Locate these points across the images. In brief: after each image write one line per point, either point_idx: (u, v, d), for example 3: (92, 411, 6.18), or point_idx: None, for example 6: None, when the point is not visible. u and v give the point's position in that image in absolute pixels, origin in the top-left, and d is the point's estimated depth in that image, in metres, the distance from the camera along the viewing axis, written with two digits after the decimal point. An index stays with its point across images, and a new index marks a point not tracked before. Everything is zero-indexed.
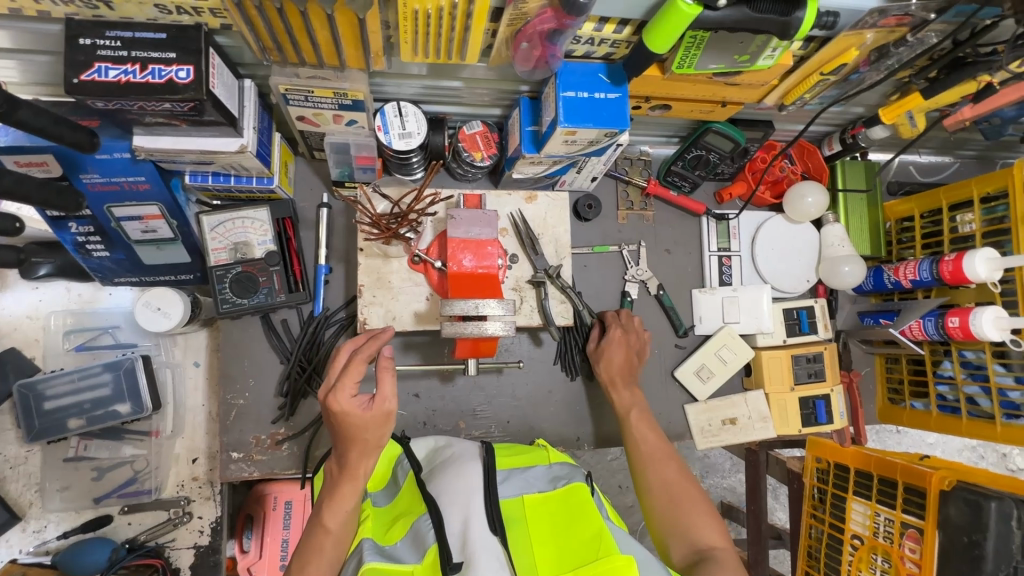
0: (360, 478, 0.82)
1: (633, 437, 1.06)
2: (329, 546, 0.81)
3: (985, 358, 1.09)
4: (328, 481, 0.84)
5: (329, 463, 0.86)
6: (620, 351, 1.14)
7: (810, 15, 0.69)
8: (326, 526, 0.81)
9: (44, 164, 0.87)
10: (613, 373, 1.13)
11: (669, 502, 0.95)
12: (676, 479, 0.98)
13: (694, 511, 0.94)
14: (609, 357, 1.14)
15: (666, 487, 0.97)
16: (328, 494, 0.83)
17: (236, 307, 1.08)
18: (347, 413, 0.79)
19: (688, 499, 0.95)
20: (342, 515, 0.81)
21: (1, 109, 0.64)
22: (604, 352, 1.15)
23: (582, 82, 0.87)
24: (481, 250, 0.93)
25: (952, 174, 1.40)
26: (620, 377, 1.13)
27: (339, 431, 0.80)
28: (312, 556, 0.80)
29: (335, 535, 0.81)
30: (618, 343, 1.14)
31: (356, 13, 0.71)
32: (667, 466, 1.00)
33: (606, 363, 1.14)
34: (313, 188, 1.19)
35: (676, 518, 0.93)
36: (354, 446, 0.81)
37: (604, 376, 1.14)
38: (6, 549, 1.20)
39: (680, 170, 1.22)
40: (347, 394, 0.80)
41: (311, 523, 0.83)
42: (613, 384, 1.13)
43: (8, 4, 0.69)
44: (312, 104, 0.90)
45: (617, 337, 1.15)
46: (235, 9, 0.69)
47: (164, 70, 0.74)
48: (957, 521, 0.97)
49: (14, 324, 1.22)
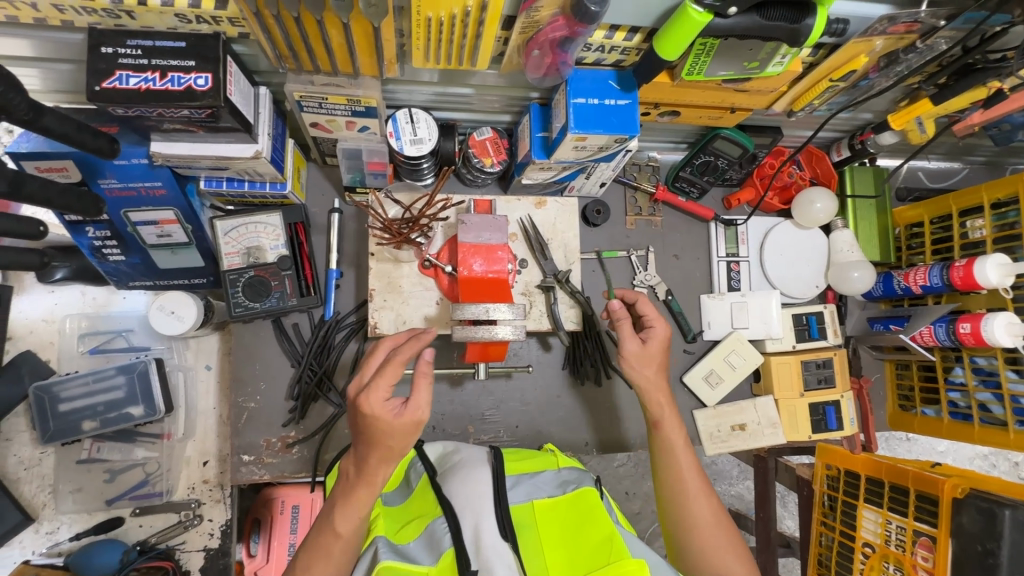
0: (375, 485, 0.78)
1: (667, 462, 0.93)
2: (337, 551, 0.79)
3: (997, 364, 1.08)
4: (343, 482, 0.80)
5: (345, 463, 0.81)
6: (658, 349, 0.96)
7: (820, 23, 0.70)
8: (337, 531, 0.78)
9: (64, 170, 0.89)
10: (654, 379, 0.96)
11: (699, 545, 0.88)
12: (709, 520, 0.88)
13: (726, 555, 0.86)
14: (649, 360, 0.95)
15: (697, 527, 0.88)
16: (342, 498, 0.79)
17: (249, 311, 1.09)
18: (376, 418, 0.74)
19: (717, 543, 0.87)
20: (354, 520, 0.78)
21: (27, 116, 0.65)
22: (642, 355, 0.95)
23: (592, 89, 0.88)
24: (491, 255, 0.93)
25: (961, 180, 1.40)
26: (658, 380, 0.96)
27: (364, 433, 0.76)
28: (320, 558, 0.79)
29: (345, 540, 0.79)
30: (659, 341, 0.97)
31: (371, 21, 0.72)
32: (701, 503, 0.90)
33: (642, 369, 0.95)
34: (325, 194, 1.21)
35: (705, 563, 0.87)
36: (377, 452, 0.75)
37: (642, 383, 0.96)
38: (19, 550, 1.21)
39: (688, 176, 1.23)
40: (380, 396, 0.74)
41: (321, 525, 0.80)
42: (651, 396, 0.95)
43: (34, 13, 0.71)
44: (326, 111, 0.91)
45: (659, 335, 0.97)
46: (253, 18, 0.71)
47: (183, 78, 0.75)
48: (971, 529, 0.97)
49: (30, 327, 1.24)
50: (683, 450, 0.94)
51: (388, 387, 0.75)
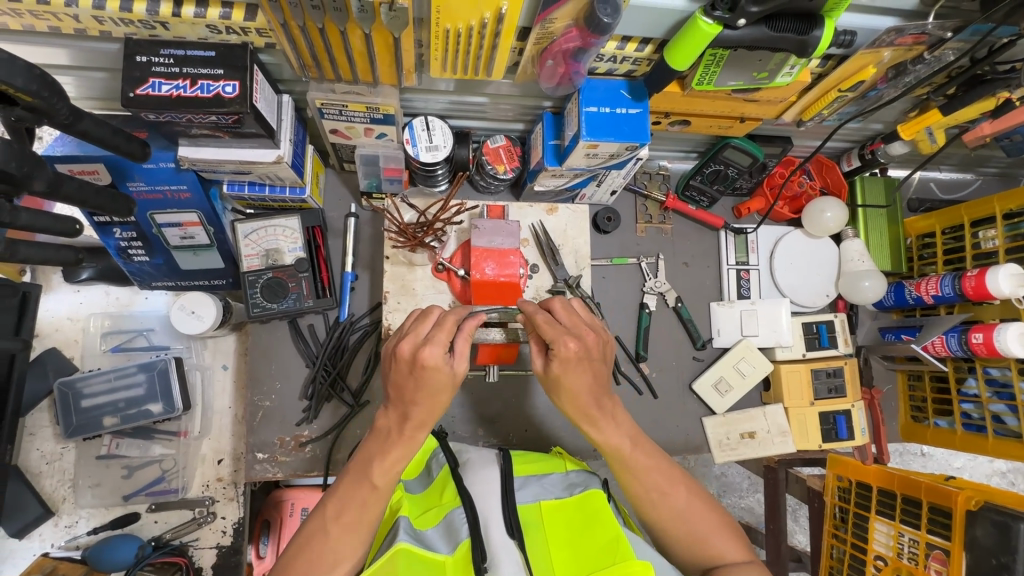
0: (412, 442, 0.77)
1: (621, 464, 0.85)
2: (373, 505, 0.77)
3: (1011, 375, 1.07)
4: (380, 432, 0.79)
5: (381, 413, 0.79)
6: (568, 369, 0.77)
7: (827, 34, 0.72)
8: (374, 482, 0.77)
9: (95, 172, 0.93)
10: (592, 403, 0.81)
11: (680, 533, 0.84)
12: (682, 507, 0.84)
13: (714, 537, 0.83)
14: (567, 389, 0.79)
15: (673, 518, 0.84)
16: (381, 448, 0.77)
17: (266, 311, 1.11)
18: (429, 373, 0.73)
19: (702, 527, 0.83)
20: (392, 474, 0.77)
21: (67, 120, 0.69)
22: (555, 381, 0.80)
23: (605, 98, 0.90)
24: (503, 259, 0.95)
25: (974, 192, 1.40)
26: (591, 398, 0.80)
27: (415, 387, 0.74)
28: (355, 510, 0.76)
29: (380, 494, 0.77)
30: (568, 363, 0.76)
31: (392, 32, 0.75)
32: (673, 493, 0.85)
33: (572, 394, 0.80)
34: (342, 199, 1.24)
35: (694, 550, 0.83)
36: (422, 408, 0.75)
37: (579, 409, 0.81)
38: (38, 544, 1.24)
39: (698, 185, 1.24)
40: (438, 351, 0.73)
41: (354, 476, 0.78)
42: (589, 419, 0.82)
43: (75, 25, 0.75)
44: (346, 118, 0.94)
45: (568, 353, 0.76)
46: (280, 29, 0.74)
47: (212, 86, 0.79)
48: (985, 543, 0.96)
49: (56, 325, 1.28)
50: (632, 449, 0.85)
51: (445, 349, 0.73)
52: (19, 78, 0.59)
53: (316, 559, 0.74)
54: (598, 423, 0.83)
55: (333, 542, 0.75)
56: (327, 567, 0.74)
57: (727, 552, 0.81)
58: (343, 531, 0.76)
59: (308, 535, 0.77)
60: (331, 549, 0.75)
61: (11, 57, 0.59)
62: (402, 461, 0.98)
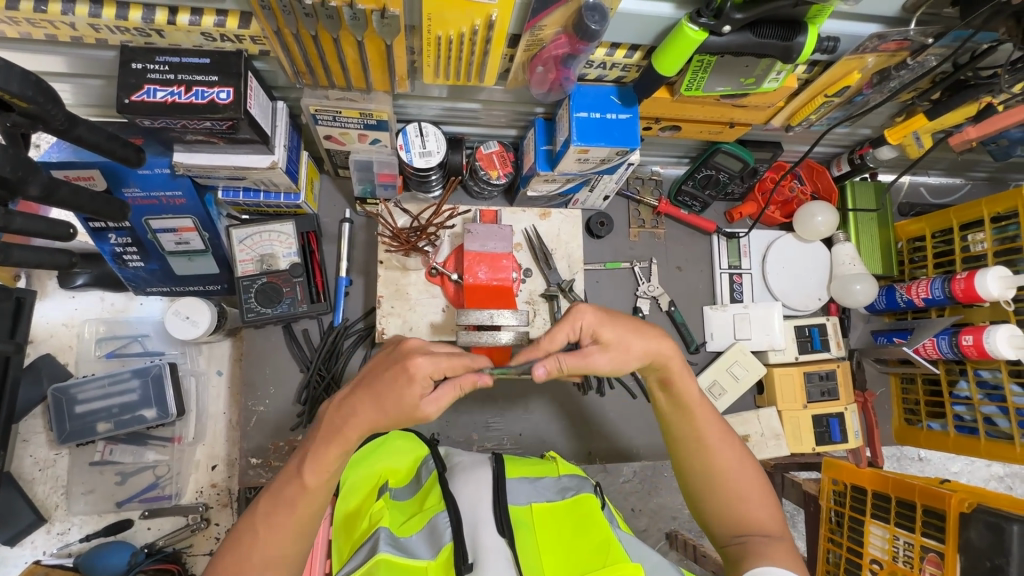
0: (348, 442, 0.73)
1: (681, 416, 0.84)
2: (302, 505, 0.74)
3: (1001, 377, 1.08)
4: (323, 429, 0.75)
5: (329, 406, 0.76)
6: (605, 326, 0.76)
7: (811, 40, 0.73)
8: (304, 482, 0.74)
9: (91, 179, 0.94)
10: (650, 343, 0.78)
11: (720, 495, 0.83)
12: (732, 468, 0.83)
13: (752, 505, 0.83)
14: (626, 342, 0.76)
15: (720, 478, 0.83)
16: (313, 447, 0.74)
17: (260, 316, 1.12)
18: (406, 379, 0.70)
19: (744, 492, 0.83)
20: (322, 475, 0.74)
21: (62, 126, 0.70)
22: (615, 348, 0.76)
23: (594, 104, 0.91)
24: (496, 263, 0.96)
25: (963, 196, 1.42)
26: (650, 346, 0.78)
27: (378, 392, 0.71)
28: (283, 508, 0.74)
29: (310, 494, 0.74)
30: (601, 321, 0.76)
31: (384, 39, 0.76)
32: (726, 450, 0.84)
33: (631, 346, 0.77)
34: (337, 205, 1.25)
35: (729, 514, 0.83)
36: (372, 408, 0.71)
37: (648, 353, 0.78)
38: (30, 551, 1.23)
39: (690, 190, 1.26)
40: (428, 368, 0.70)
41: (288, 472, 0.75)
42: (661, 359, 0.80)
43: (71, 32, 0.76)
44: (340, 124, 0.95)
45: (592, 316, 0.76)
46: (274, 36, 0.75)
47: (206, 92, 0.80)
48: (978, 545, 0.96)
49: (51, 331, 1.29)
50: (700, 404, 0.84)
51: (436, 369, 0.70)
52: (15, 84, 0.60)
53: (243, 561, 0.73)
54: (670, 364, 0.80)
55: (260, 543, 0.73)
56: (250, 567, 0.72)
57: (762, 522, 0.82)
58: (270, 530, 0.74)
59: (239, 534, 0.75)
60: (258, 550, 0.73)
61: (7, 63, 0.59)
62: (390, 467, 0.97)
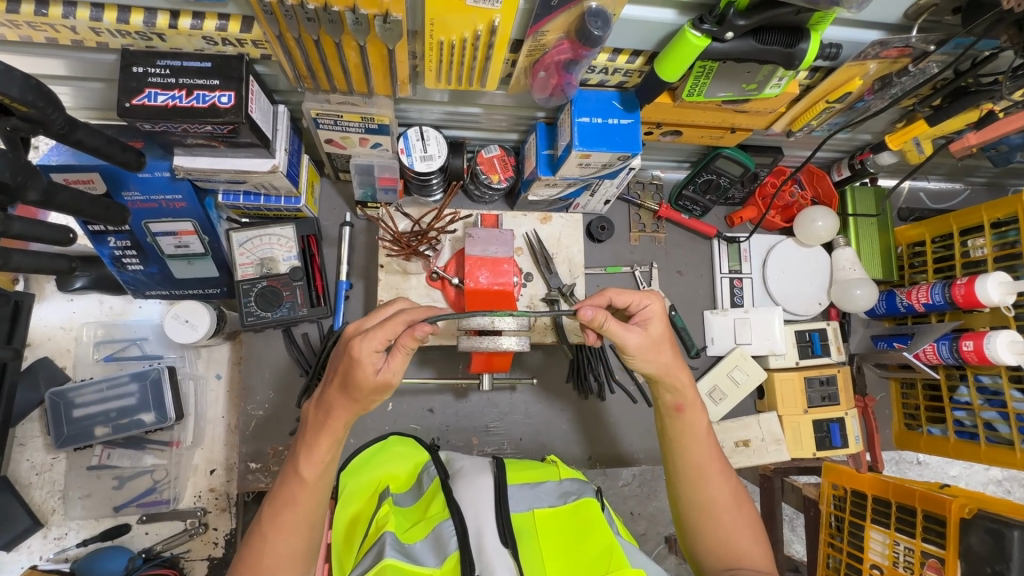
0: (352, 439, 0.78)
1: (683, 443, 0.86)
2: (304, 499, 0.77)
3: (1001, 383, 1.08)
4: (310, 423, 0.79)
5: (311, 406, 0.80)
6: (661, 328, 0.84)
7: (813, 47, 0.73)
8: (302, 476, 0.77)
9: (90, 182, 0.93)
10: (674, 360, 0.84)
11: (713, 525, 0.83)
12: (725, 501, 0.84)
13: (742, 538, 0.83)
14: (657, 345, 0.82)
15: (711, 509, 0.84)
16: (305, 443, 0.78)
17: (260, 320, 1.11)
18: (355, 363, 0.72)
19: (734, 525, 0.83)
20: (318, 465, 0.77)
21: (63, 130, 0.70)
22: (649, 343, 0.82)
23: (596, 109, 0.91)
24: (497, 268, 0.95)
25: (962, 201, 1.42)
26: (677, 362, 0.84)
27: (342, 374, 0.74)
28: (287, 506, 0.76)
29: (311, 487, 0.77)
30: (660, 320, 0.84)
31: (386, 44, 0.76)
32: (720, 482, 0.85)
33: (659, 354, 0.83)
34: (337, 208, 1.25)
35: (719, 545, 0.83)
36: (344, 398, 0.75)
37: (664, 368, 0.84)
38: (26, 556, 1.23)
39: (690, 194, 1.26)
40: (371, 346, 0.72)
41: (286, 472, 0.79)
42: (673, 381, 0.85)
43: (71, 36, 0.76)
44: (341, 128, 0.95)
45: (657, 312, 0.84)
46: (276, 41, 0.75)
47: (208, 96, 0.79)
48: (980, 551, 0.95)
49: (49, 334, 1.28)
50: (706, 433, 0.87)
51: (380, 343, 0.72)
52: (16, 89, 0.60)
53: (255, 564, 0.74)
54: (682, 391, 0.86)
55: (270, 544, 0.75)
56: (264, 568, 0.73)
57: (750, 555, 0.82)
58: (280, 530, 0.75)
59: (247, 541, 0.76)
60: (268, 549, 0.74)
61: (7, 68, 0.59)
62: (391, 472, 0.97)
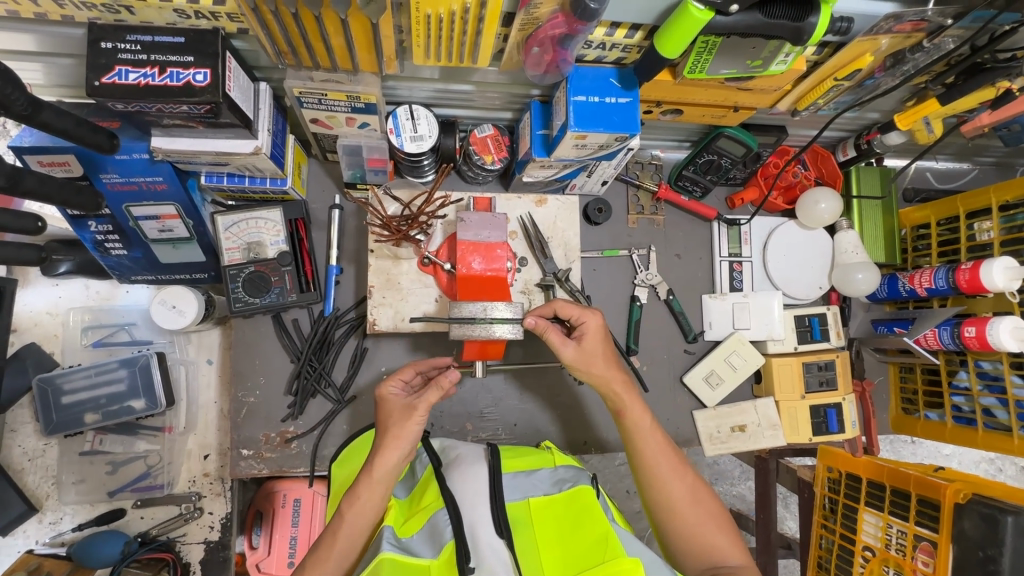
0: (381, 478, 0.81)
1: (636, 446, 0.91)
2: (341, 538, 0.79)
3: (1002, 368, 1.06)
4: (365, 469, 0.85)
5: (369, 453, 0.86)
6: (596, 342, 0.90)
7: (823, 20, 0.69)
8: (344, 513, 0.81)
9: (66, 164, 0.89)
10: (609, 370, 0.90)
11: (681, 525, 0.87)
12: (686, 498, 0.88)
13: (713, 535, 0.86)
14: (591, 359, 0.90)
15: (672, 509, 0.87)
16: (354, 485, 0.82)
17: (248, 306, 1.09)
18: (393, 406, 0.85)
19: (699, 522, 0.87)
20: (359, 504, 0.80)
21: (26, 111, 0.67)
22: (583, 357, 0.90)
23: (593, 87, 0.87)
24: (490, 253, 0.92)
25: (970, 181, 1.38)
26: (610, 371, 0.90)
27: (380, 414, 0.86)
28: (330, 543, 0.79)
29: (349, 526, 0.80)
30: (595, 336, 0.90)
31: (369, 18, 0.72)
32: (677, 481, 0.89)
33: (592, 362, 0.90)
34: (325, 190, 1.21)
35: (694, 545, 0.86)
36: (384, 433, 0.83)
37: (600, 379, 0.91)
38: (23, 540, 1.23)
39: (691, 175, 1.22)
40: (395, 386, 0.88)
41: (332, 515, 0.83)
42: (611, 389, 0.91)
43: (34, 8, 0.71)
44: (326, 107, 0.91)
45: (593, 327, 0.91)
46: (252, 14, 0.71)
47: (182, 74, 0.75)
48: (972, 535, 0.95)
49: (35, 320, 1.26)
50: (651, 431, 0.91)
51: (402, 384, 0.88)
52: None
53: None
54: (622, 395, 0.91)
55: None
56: None
57: (724, 549, 0.85)
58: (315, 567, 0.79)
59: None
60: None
61: None
62: None
